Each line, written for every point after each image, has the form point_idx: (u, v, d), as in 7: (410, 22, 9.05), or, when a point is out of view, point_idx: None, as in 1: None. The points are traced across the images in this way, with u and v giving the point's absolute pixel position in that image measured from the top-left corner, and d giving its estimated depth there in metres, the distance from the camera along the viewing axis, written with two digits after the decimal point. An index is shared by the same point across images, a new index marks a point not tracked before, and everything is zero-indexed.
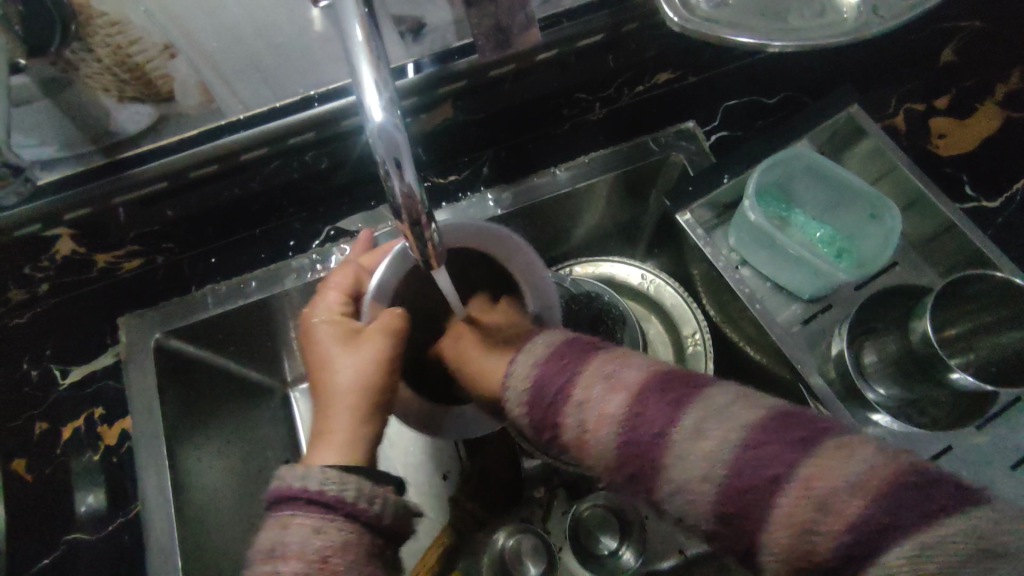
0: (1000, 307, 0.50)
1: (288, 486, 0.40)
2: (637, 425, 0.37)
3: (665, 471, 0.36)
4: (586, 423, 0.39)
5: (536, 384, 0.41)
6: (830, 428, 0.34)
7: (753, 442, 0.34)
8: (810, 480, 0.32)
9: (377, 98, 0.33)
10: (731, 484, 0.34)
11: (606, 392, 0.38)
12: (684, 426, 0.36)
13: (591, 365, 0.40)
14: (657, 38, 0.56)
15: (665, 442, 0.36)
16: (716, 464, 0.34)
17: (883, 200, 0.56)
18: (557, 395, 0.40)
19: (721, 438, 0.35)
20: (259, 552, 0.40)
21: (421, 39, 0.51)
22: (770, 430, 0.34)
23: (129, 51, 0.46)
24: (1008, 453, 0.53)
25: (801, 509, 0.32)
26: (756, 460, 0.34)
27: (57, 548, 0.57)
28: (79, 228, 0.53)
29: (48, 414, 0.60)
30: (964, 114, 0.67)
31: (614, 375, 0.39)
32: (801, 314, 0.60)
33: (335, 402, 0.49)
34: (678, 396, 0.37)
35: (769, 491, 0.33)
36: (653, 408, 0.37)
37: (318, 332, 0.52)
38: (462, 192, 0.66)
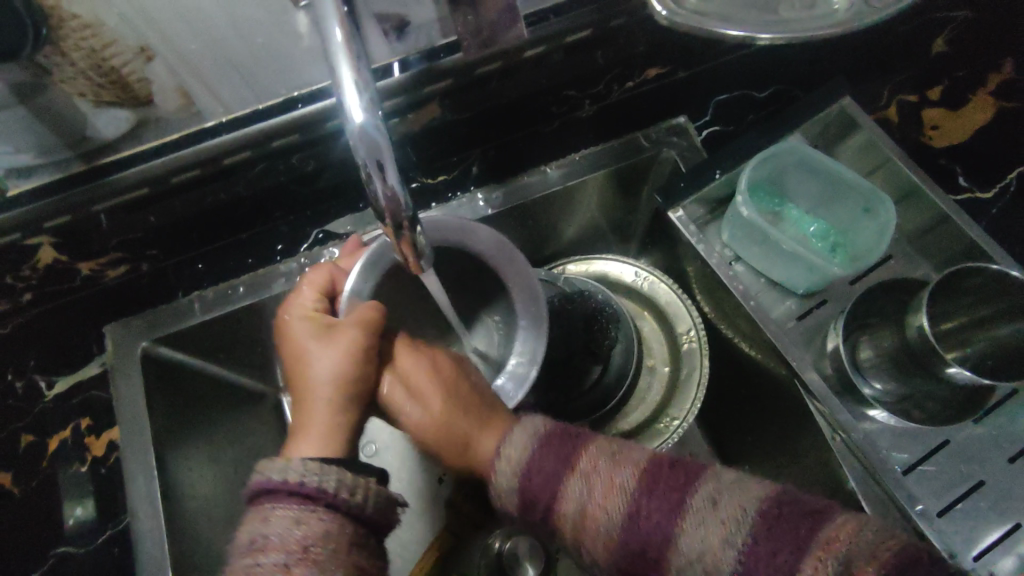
0: (992, 302, 0.49)
1: (269, 479, 0.40)
2: (640, 522, 0.41)
3: (677, 559, 0.40)
4: (585, 525, 0.42)
5: (533, 482, 0.44)
6: (823, 508, 0.39)
7: (751, 536, 0.38)
8: (814, 568, 0.36)
9: (357, 98, 0.32)
10: (745, 566, 0.38)
11: (610, 483, 0.42)
12: (687, 521, 0.40)
13: (590, 457, 0.43)
14: (647, 33, 0.55)
15: (675, 530, 0.40)
16: (729, 548, 0.38)
17: (878, 193, 0.56)
18: (552, 497, 0.43)
19: (731, 523, 0.39)
20: (239, 545, 0.40)
21: (405, 37, 0.50)
22: (770, 519, 0.38)
23: (106, 54, 0.44)
24: (1005, 445, 0.52)
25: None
26: (762, 549, 0.38)
27: (46, 560, 0.56)
28: (61, 237, 0.52)
29: (34, 426, 0.59)
30: (957, 105, 0.67)
31: (607, 472, 0.42)
32: (797, 310, 0.59)
33: (310, 395, 0.49)
34: (669, 495, 0.41)
35: (781, 574, 0.37)
36: (649, 507, 0.41)
37: (292, 329, 0.51)
38: (452, 192, 0.65)
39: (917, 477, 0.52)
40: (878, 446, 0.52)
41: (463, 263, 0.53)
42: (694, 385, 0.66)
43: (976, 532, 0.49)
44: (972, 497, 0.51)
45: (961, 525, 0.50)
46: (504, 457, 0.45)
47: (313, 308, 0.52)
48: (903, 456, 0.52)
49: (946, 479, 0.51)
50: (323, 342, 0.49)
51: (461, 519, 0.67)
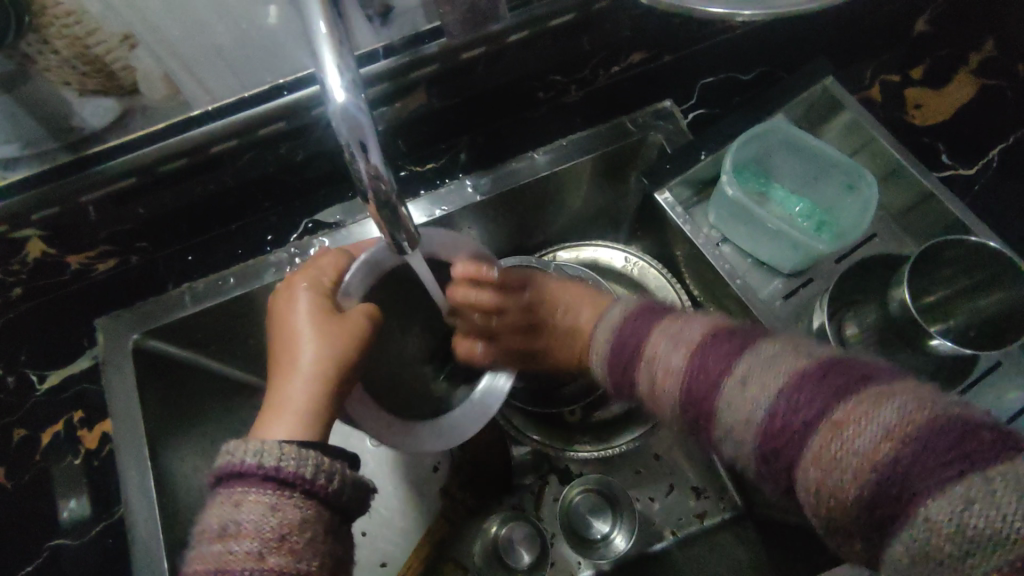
0: (970, 274, 0.50)
1: (240, 462, 0.40)
2: (694, 381, 0.41)
3: (728, 397, 0.40)
4: (654, 394, 0.45)
5: (620, 342, 0.48)
6: (860, 376, 0.37)
7: (787, 389, 0.37)
8: (827, 432, 0.35)
9: (339, 78, 0.32)
10: (781, 406, 0.37)
11: (679, 343, 0.44)
12: (727, 391, 0.40)
13: (668, 321, 0.47)
14: (631, 17, 0.55)
15: (721, 377, 0.40)
16: (768, 394, 0.38)
17: (859, 169, 0.56)
18: (634, 355, 0.46)
19: (763, 392, 0.38)
20: (207, 531, 0.40)
21: (390, 22, 0.51)
22: (810, 378, 0.37)
23: (86, 40, 0.44)
24: (991, 416, 0.53)
25: (819, 463, 0.35)
26: (799, 397, 0.37)
27: (42, 552, 0.56)
28: (50, 230, 0.52)
29: (24, 420, 0.59)
30: (940, 84, 0.67)
31: (682, 334, 0.44)
32: (783, 289, 0.59)
33: (295, 376, 0.49)
34: (716, 364, 0.41)
35: (797, 433, 0.36)
36: (703, 376, 0.41)
37: (294, 305, 0.51)
38: (440, 179, 0.65)
39: None
40: None
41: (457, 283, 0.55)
42: None
43: None
44: None
45: None
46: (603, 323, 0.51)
47: (319, 288, 0.52)
48: None
49: None
50: (319, 326, 0.50)
51: (455, 504, 0.69)
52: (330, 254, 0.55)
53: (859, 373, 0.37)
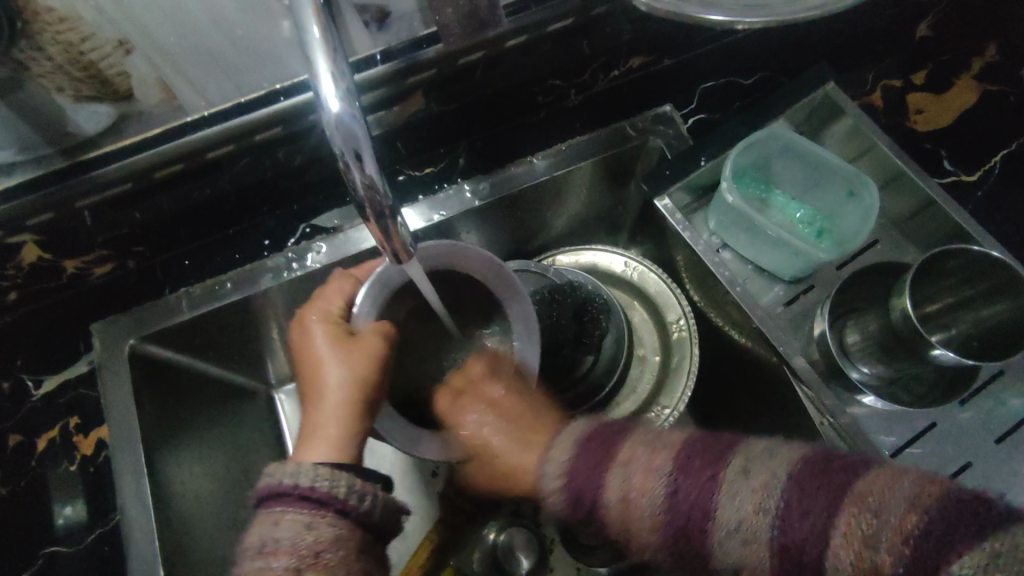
0: (974, 283, 0.50)
1: (279, 483, 0.41)
2: (679, 503, 0.39)
3: (719, 532, 0.38)
4: (630, 514, 0.40)
5: (579, 476, 0.43)
6: (857, 464, 0.37)
7: (783, 500, 0.36)
8: (848, 519, 0.34)
9: (334, 88, 0.32)
10: (782, 530, 0.36)
11: (647, 468, 0.41)
12: (723, 494, 0.38)
13: (629, 446, 0.42)
14: (630, 22, 0.55)
15: (713, 504, 0.38)
16: (764, 515, 0.37)
17: (860, 176, 0.56)
18: (596, 491, 0.42)
19: (761, 490, 0.37)
20: (248, 549, 0.41)
21: (387, 27, 0.50)
22: (801, 484, 0.37)
23: (82, 47, 0.44)
24: (992, 425, 0.52)
25: (848, 554, 0.34)
26: (795, 503, 0.36)
27: (34, 562, 0.56)
28: (46, 235, 0.52)
29: (21, 426, 0.59)
30: (943, 89, 0.67)
31: (648, 458, 0.41)
32: (784, 296, 0.59)
33: (325, 406, 0.51)
34: (700, 481, 0.39)
35: (812, 543, 0.35)
36: (683, 502, 0.39)
37: (314, 336, 0.53)
38: (440, 183, 0.65)
39: (905, 460, 0.52)
40: (866, 429, 0.51)
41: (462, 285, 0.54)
42: (685, 375, 0.67)
43: None
44: (960, 478, 0.51)
45: None
46: (553, 460, 0.45)
47: (331, 317, 0.54)
48: (890, 438, 0.52)
49: (934, 459, 0.52)
50: (339, 356, 0.51)
51: (455, 510, 0.70)
52: (337, 279, 0.56)
53: (848, 460, 0.38)
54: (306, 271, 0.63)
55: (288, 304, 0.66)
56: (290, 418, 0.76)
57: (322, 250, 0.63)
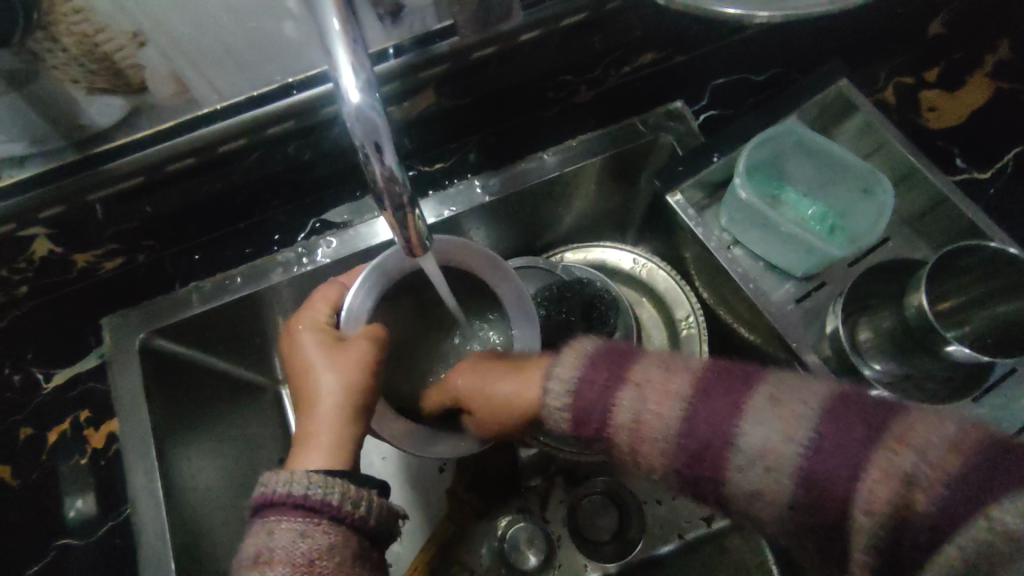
0: (991, 279, 0.49)
1: (273, 492, 0.41)
2: (697, 424, 0.41)
3: (735, 460, 0.39)
4: (641, 432, 0.42)
5: (587, 397, 0.44)
6: (893, 408, 0.38)
7: (818, 434, 0.37)
8: (887, 457, 0.35)
9: (355, 79, 0.32)
10: (808, 462, 0.37)
11: (663, 392, 0.42)
12: (745, 420, 0.40)
13: (642, 368, 0.44)
14: (643, 18, 0.55)
15: (734, 428, 0.40)
16: (792, 442, 0.38)
17: (874, 173, 0.56)
18: (606, 409, 0.43)
19: (792, 417, 0.39)
20: (242, 559, 0.41)
21: (400, 21, 0.48)
22: (835, 413, 0.38)
23: (94, 36, 0.43)
24: (1005, 424, 0.52)
25: (886, 483, 0.35)
26: (826, 441, 0.37)
27: (48, 552, 0.57)
28: (56, 228, 0.52)
29: (32, 418, 0.59)
30: (955, 86, 0.66)
31: (661, 382, 0.43)
32: (795, 293, 0.59)
33: (318, 412, 0.50)
34: (720, 409, 0.41)
35: (840, 482, 0.36)
36: (702, 425, 0.41)
37: (303, 342, 0.52)
38: (449, 179, 0.65)
39: None
40: None
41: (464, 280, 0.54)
42: None
43: None
44: None
45: None
46: (554, 382, 0.45)
47: (322, 322, 0.53)
48: None
49: None
50: (330, 358, 0.50)
51: (462, 506, 0.69)
52: (328, 285, 0.56)
53: (888, 402, 0.38)
54: (317, 266, 0.63)
55: (298, 299, 0.66)
56: (296, 412, 0.76)
57: (332, 245, 0.63)
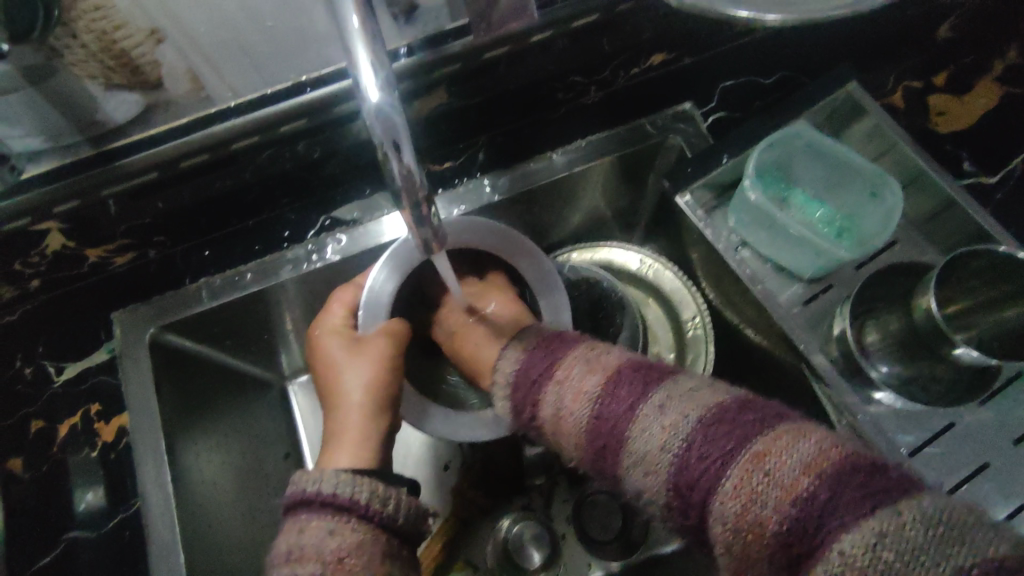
0: (999, 284, 0.50)
1: (304, 491, 0.43)
2: (602, 424, 0.40)
3: (629, 456, 0.39)
4: (559, 428, 0.43)
5: (518, 387, 0.45)
6: (769, 417, 0.36)
7: (690, 445, 0.36)
8: (739, 476, 0.34)
9: (373, 77, 0.33)
10: (681, 468, 0.36)
11: (579, 388, 0.42)
12: (636, 426, 0.39)
13: (568, 362, 0.44)
14: (653, 19, 0.55)
15: (628, 431, 0.39)
16: (667, 450, 0.37)
17: (883, 176, 0.56)
18: (533, 402, 0.44)
19: (675, 428, 0.37)
20: (277, 556, 0.42)
21: (414, 20, 0.50)
22: (710, 425, 0.36)
23: (114, 36, 0.44)
24: (1012, 428, 0.52)
25: (737, 501, 0.34)
26: (698, 448, 0.36)
27: (56, 546, 0.56)
28: (70, 223, 0.52)
29: (44, 411, 0.60)
30: (964, 90, 0.67)
31: (578, 380, 0.42)
32: (803, 295, 0.59)
33: (344, 412, 0.52)
34: (617, 418, 0.40)
35: (706, 485, 0.35)
36: (604, 422, 0.40)
37: (328, 347, 0.55)
38: (458, 177, 0.65)
39: (923, 460, 0.52)
40: (885, 429, 0.52)
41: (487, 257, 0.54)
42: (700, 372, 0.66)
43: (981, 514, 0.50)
44: (977, 478, 0.51)
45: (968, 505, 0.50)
46: (501, 363, 0.48)
47: (343, 325, 0.56)
48: (908, 438, 0.52)
49: (953, 460, 0.52)
50: (350, 360, 0.53)
51: (466, 505, 0.70)
52: (348, 287, 0.58)
53: (768, 410, 0.37)
54: (326, 264, 0.64)
55: (305, 296, 0.67)
56: (302, 409, 0.76)
57: (341, 241, 0.64)
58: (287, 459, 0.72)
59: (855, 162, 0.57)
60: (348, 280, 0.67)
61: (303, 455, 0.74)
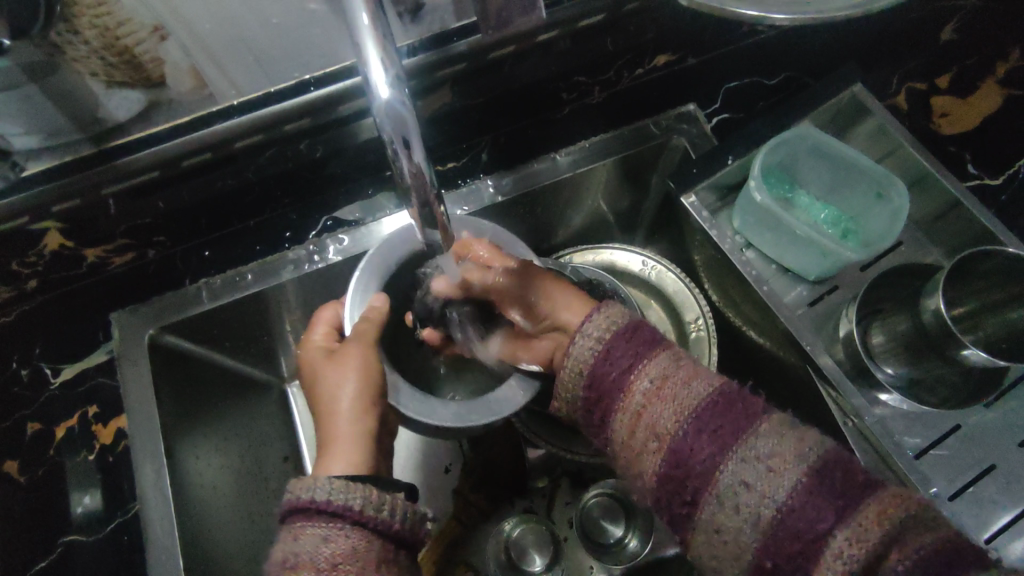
0: (1005, 285, 0.49)
1: (299, 498, 0.42)
2: (714, 409, 0.41)
3: (745, 451, 0.39)
4: (659, 396, 0.43)
5: (617, 344, 0.45)
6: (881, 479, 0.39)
7: (828, 463, 0.39)
8: (884, 505, 0.36)
9: (384, 74, 0.32)
10: (805, 485, 0.38)
11: (695, 371, 0.44)
12: (767, 424, 0.41)
13: (678, 349, 0.46)
14: (658, 20, 0.55)
15: (754, 427, 0.40)
16: (797, 462, 0.39)
17: (890, 178, 0.56)
18: (634, 364, 0.44)
19: (804, 443, 0.40)
20: (274, 563, 0.42)
21: (420, 19, 0.49)
22: (840, 458, 0.39)
23: (118, 32, 0.44)
24: (1016, 429, 0.52)
25: (877, 529, 0.36)
26: (830, 474, 0.38)
27: (53, 550, 0.55)
28: (68, 222, 0.52)
29: (40, 413, 0.59)
30: (966, 92, 0.66)
31: (694, 367, 0.45)
32: (807, 296, 0.59)
33: (333, 421, 0.52)
34: (740, 417, 0.41)
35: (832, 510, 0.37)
36: (716, 412, 0.41)
37: (312, 358, 0.55)
38: (462, 178, 0.65)
39: (929, 462, 0.52)
40: (892, 430, 0.52)
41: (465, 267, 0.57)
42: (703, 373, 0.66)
43: (985, 517, 0.49)
44: (983, 481, 0.51)
45: (972, 509, 0.50)
46: (592, 323, 0.47)
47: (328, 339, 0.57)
48: (915, 441, 0.52)
49: (957, 464, 0.52)
50: (334, 368, 0.52)
51: (469, 508, 0.70)
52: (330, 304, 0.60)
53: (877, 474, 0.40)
54: (328, 265, 0.63)
55: (305, 297, 0.66)
56: (301, 409, 0.75)
57: (343, 242, 0.63)
58: (287, 462, 0.71)
59: (865, 160, 0.57)
60: (349, 280, 0.66)
61: (303, 458, 0.73)
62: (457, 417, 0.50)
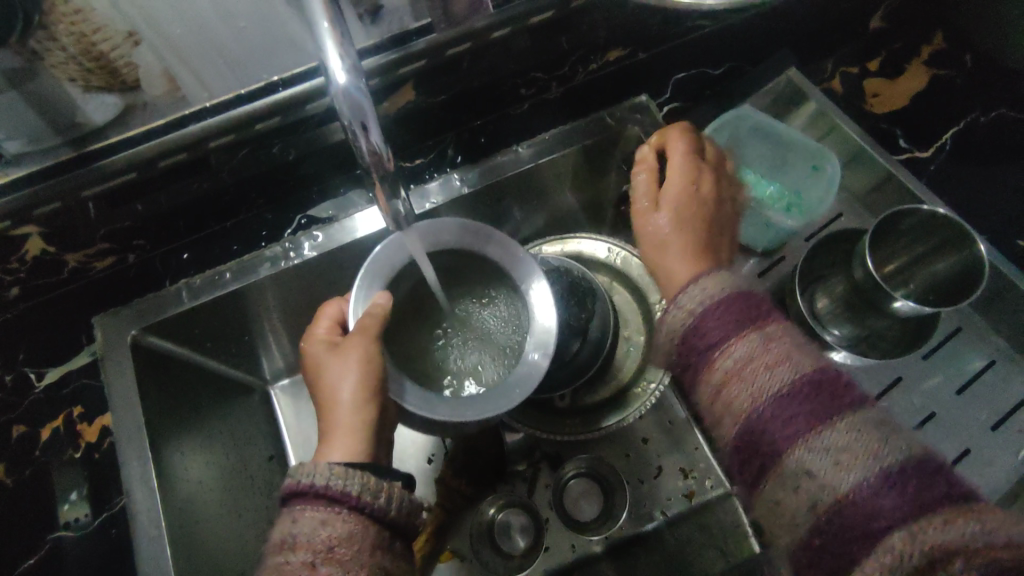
0: (927, 239, 0.54)
1: (298, 483, 0.45)
2: (793, 398, 0.39)
3: (811, 442, 0.38)
4: (737, 376, 0.41)
5: (705, 322, 0.43)
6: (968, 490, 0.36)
7: (903, 468, 0.36)
8: (951, 516, 0.34)
9: (340, 61, 0.36)
10: (875, 483, 0.36)
11: (786, 353, 0.41)
12: (853, 426, 0.37)
13: (778, 326, 0.42)
14: (606, 18, 0.59)
15: (827, 423, 0.38)
16: (871, 462, 0.36)
17: (824, 152, 0.62)
18: (723, 338, 0.42)
19: (888, 446, 0.37)
20: (274, 544, 0.44)
21: (379, 21, 0.52)
22: (924, 465, 0.36)
23: (94, 37, 0.47)
24: (953, 379, 0.62)
25: (937, 538, 0.33)
26: (908, 477, 0.35)
27: (41, 546, 0.57)
28: (50, 228, 0.54)
29: (26, 416, 0.61)
30: (895, 75, 0.72)
31: (789, 347, 0.41)
32: (758, 267, 0.64)
33: (332, 409, 0.53)
34: (824, 410, 0.38)
35: (894, 511, 0.35)
36: (795, 402, 0.39)
37: (316, 349, 0.56)
38: (429, 172, 0.68)
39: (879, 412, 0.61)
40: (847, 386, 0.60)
41: (452, 266, 0.59)
42: None
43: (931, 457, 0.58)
44: (926, 426, 0.60)
45: None
46: (692, 289, 0.45)
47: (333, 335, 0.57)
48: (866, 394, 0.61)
49: (903, 411, 0.61)
50: (336, 357, 0.53)
51: (450, 493, 0.71)
52: (336, 300, 0.61)
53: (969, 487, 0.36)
54: (304, 261, 0.65)
55: (283, 296, 0.68)
56: (284, 409, 0.78)
57: (318, 238, 0.65)
58: (272, 461, 0.73)
59: (801, 137, 0.63)
60: (325, 277, 0.68)
61: (288, 455, 0.76)
62: (453, 412, 0.51)
